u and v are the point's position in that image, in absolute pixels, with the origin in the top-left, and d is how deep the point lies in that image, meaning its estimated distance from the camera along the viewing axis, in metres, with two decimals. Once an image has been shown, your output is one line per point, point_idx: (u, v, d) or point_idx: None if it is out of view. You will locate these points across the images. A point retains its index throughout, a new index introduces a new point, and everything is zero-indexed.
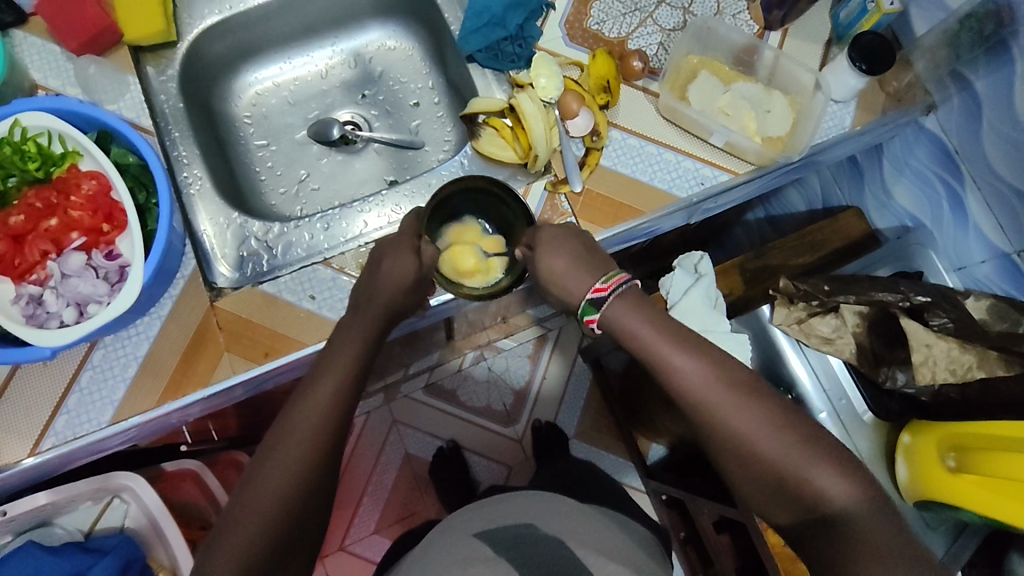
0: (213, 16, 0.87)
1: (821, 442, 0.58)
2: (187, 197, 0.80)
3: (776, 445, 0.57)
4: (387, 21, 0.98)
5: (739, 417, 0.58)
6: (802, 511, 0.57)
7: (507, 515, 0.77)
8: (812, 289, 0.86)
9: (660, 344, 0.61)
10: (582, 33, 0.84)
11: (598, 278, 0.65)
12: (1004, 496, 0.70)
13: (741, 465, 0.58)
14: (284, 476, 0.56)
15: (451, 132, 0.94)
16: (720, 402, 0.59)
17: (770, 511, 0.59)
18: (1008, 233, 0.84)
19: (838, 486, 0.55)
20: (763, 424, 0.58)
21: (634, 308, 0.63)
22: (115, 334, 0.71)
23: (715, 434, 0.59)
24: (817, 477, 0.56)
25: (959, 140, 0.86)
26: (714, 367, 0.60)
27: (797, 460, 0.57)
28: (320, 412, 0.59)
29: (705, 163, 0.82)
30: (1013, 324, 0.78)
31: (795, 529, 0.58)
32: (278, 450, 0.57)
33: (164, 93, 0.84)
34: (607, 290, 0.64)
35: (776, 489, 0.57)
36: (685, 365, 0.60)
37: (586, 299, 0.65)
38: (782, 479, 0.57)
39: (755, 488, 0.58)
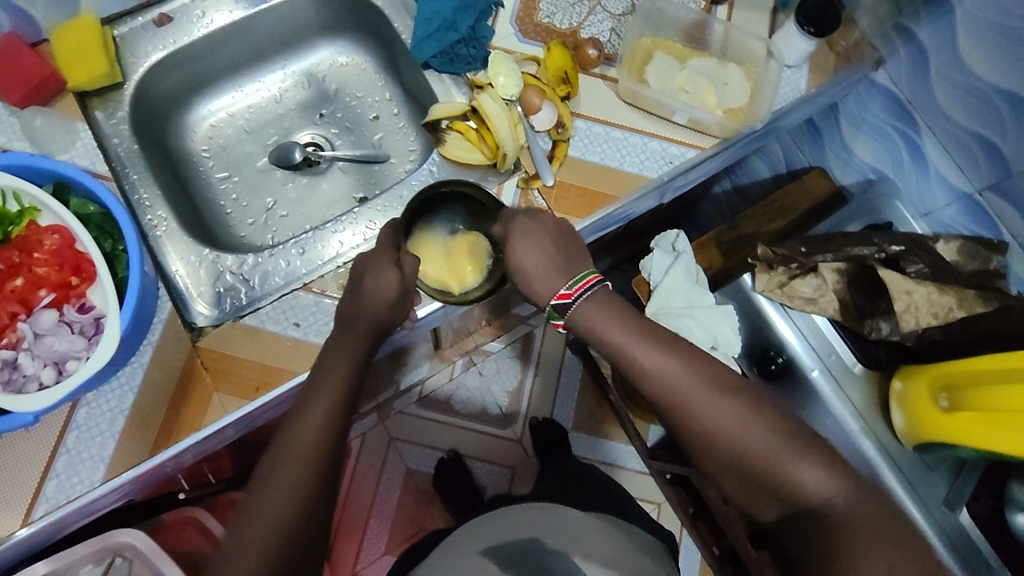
0: (158, 53, 0.85)
1: (791, 423, 0.60)
2: (154, 239, 0.78)
3: (750, 436, 0.59)
4: (336, 38, 0.97)
5: (708, 404, 0.60)
6: (780, 500, 0.59)
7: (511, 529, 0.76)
8: (790, 253, 0.86)
9: (628, 343, 0.63)
10: (534, 28, 0.84)
11: (565, 281, 0.65)
12: (995, 427, 0.72)
13: (717, 460, 0.60)
14: (281, 506, 0.57)
15: (414, 142, 0.93)
16: (691, 396, 0.61)
17: (751, 504, 0.61)
18: (968, 173, 0.87)
19: (813, 474, 0.58)
20: (736, 415, 0.60)
21: (602, 307, 0.64)
22: (97, 390, 0.68)
23: (689, 428, 0.61)
24: (794, 469, 0.58)
25: (910, 90, 0.88)
26: (683, 361, 0.62)
27: (770, 451, 0.59)
28: (313, 437, 0.60)
29: (671, 141, 0.83)
30: (983, 261, 0.85)
31: (778, 521, 0.60)
32: (272, 481, 0.58)
33: (116, 136, 0.82)
34: (573, 294, 0.64)
35: (753, 482, 0.59)
36: (654, 361, 0.62)
37: (551, 306, 0.65)
38: (760, 469, 0.59)
39: (731, 475, 0.60)
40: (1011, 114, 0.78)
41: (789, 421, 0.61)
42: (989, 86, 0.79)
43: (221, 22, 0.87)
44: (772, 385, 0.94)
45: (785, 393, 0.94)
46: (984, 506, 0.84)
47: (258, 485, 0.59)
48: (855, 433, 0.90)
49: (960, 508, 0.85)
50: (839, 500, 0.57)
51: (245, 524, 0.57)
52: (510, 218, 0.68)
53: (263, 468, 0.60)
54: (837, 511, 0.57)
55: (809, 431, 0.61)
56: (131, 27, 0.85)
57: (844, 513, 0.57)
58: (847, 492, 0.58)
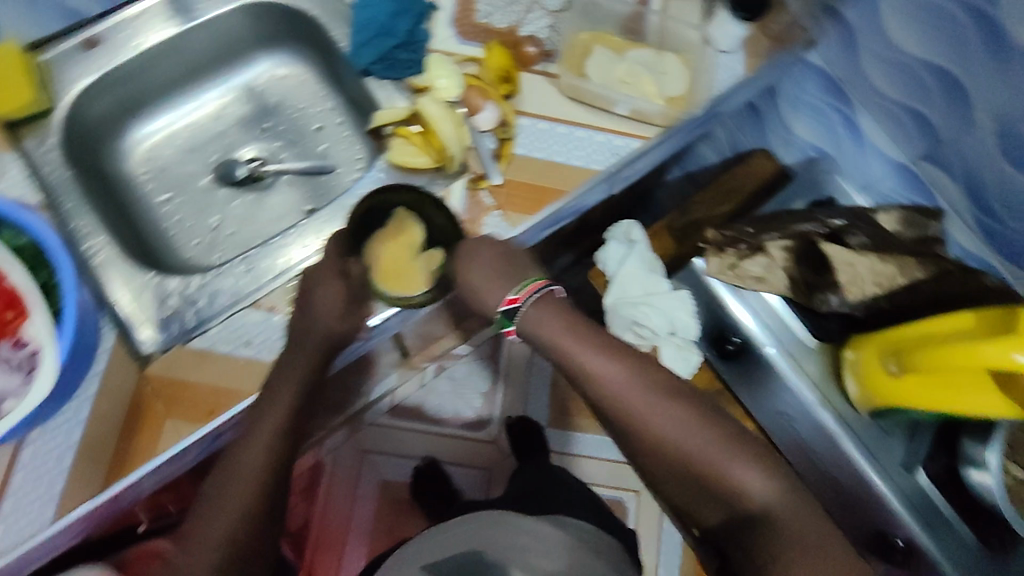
0: (87, 77, 0.83)
1: (737, 433, 0.60)
2: (93, 268, 0.75)
3: (693, 439, 0.59)
4: (274, 50, 0.95)
5: (654, 412, 0.60)
6: (722, 508, 0.59)
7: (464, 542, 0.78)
8: (737, 234, 0.88)
9: (573, 347, 0.63)
10: (472, 29, 0.84)
11: (512, 288, 0.66)
12: (933, 389, 0.75)
13: (662, 464, 0.60)
14: (224, 528, 0.58)
15: (361, 149, 0.92)
16: (634, 400, 0.61)
17: (698, 510, 0.61)
18: (901, 144, 0.90)
19: (755, 478, 0.58)
20: (679, 420, 0.60)
21: (549, 313, 0.65)
22: (42, 427, 0.66)
23: (634, 432, 0.61)
24: (736, 477, 0.58)
25: (843, 70, 0.91)
26: (629, 367, 0.62)
27: (715, 455, 0.59)
28: (257, 458, 0.62)
29: (615, 133, 0.83)
30: (921, 230, 0.87)
31: (724, 527, 0.60)
32: (217, 503, 0.60)
33: (47, 164, 0.79)
34: (520, 299, 0.65)
35: (697, 486, 0.59)
36: (599, 364, 0.63)
37: (500, 312, 0.66)
38: (703, 473, 0.59)
39: (675, 483, 0.61)
40: (938, 85, 0.81)
41: (736, 432, 0.61)
42: (912, 59, 0.81)
43: (152, 41, 0.85)
44: (731, 364, 0.97)
45: (744, 371, 0.97)
46: (940, 466, 0.88)
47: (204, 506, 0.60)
48: (813, 405, 0.93)
49: (917, 470, 0.88)
50: (781, 504, 0.57)
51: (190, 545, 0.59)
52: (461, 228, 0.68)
53: (210, 488, 0.61)
54: (777, 516, 0.56)
55: (753, 440, 0.61)
56: (57, 51, 0.82)
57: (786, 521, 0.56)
58: (787, 498, 0.57)
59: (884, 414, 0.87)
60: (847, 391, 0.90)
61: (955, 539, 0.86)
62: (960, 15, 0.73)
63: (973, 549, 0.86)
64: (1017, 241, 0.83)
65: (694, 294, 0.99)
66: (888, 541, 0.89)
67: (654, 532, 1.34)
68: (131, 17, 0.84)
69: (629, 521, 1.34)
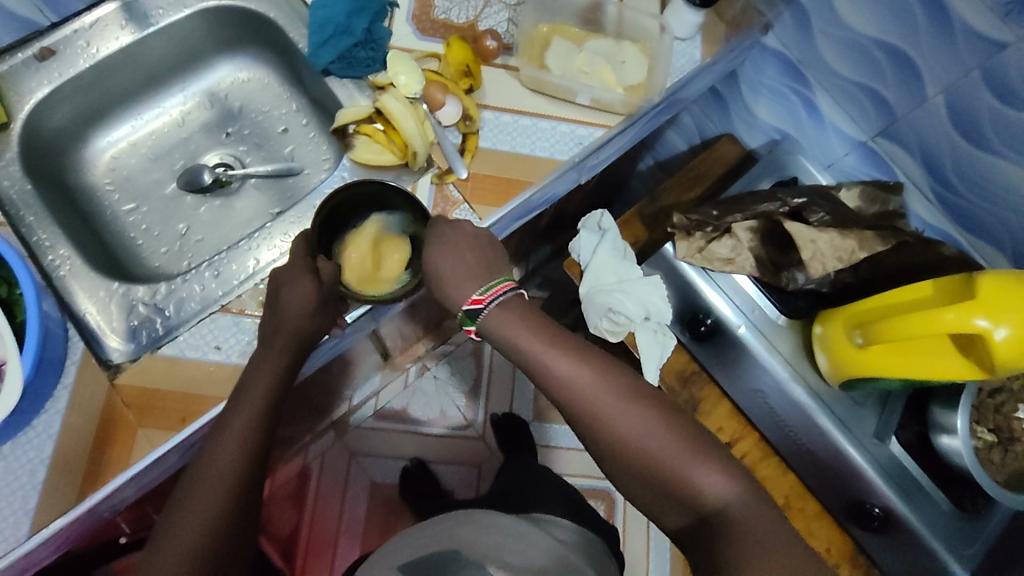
0: (44, 88, 0.81)
1: (699, 434, 0.60)
2: (58, 280, 0.74)
3: (651, 440, 0.59)
4: (234, 55, 0.95)
5: (616, 413, 0.60)
6: (686, 508, 0.58)
7: (440, 538, 0.75)
8: (703, 218, 0.91)
9: (535, 348, 0.63)
10: (430, 25, 0.85)
11: (477, 287, 0.66)
12: (902, 355, 0.77)
13: (624, 466, 0.60)
14: (192, 531, 0.57)
15: (327, 150, 0.92)
16: (597, 401, 0.61)
17: (660, 514, 0.60)
18: (859, 123, 0.92)
19: (714, 478, 0.57)
20: (638, 421, 0.60)
21: (510, 315, 0.65)
22: (14, 442, 0.66)
23: (598, 434, 0.61)
24: (698, 476, 0.57)
25: (799, 52, 0.92)
26: (591, 369, 0.63)
27: (672, 455, 0.59)
28: (226, 461, 0.61)
29: (579, 123, 0.84)
30: (882, 205, 0.89)
31: (684, 530, 0.59)
32: (185, 507, 0.58)
33: (7, 178, 0.78)
34: (484, 300, 0.65)
35: (656, 487, 0.59)
36: (559, 367, 0.63)
37: (462, 312, 0.66)
38: (662, 475, 0.58)
39: (640, 486, 0.60)
40: (890, 65, 0.82)
41: (698, 433, 0.61)
42: (863, 36, 0.82)
43: (108, 50, 0.84)
44: (705, 345, 0.98)
45: (718, 351, 0.97)
46: (912, 434, 0.91)
47: (172, 510, 0.59)
48: (785, 380, 0.93)
49: (889, 439, 0.90)
50: (739, 505, 0.56)
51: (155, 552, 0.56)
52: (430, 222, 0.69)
53: (178, 494, 0.60)
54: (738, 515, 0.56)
55: (716, 441, 0.61)
56: (11, 64, 0.81)
57: (747, 521, 0.56)
58: (747, 498, 0.57)
59: (854, 385, 0.89)
60: (818, 364, 0.91)
61: (931, 505, 0.88)
62: None
63: (948, 512, 0.88)
64: (973, 211, 0.86)
65: (665, 277, 0.97)
66: (864, 508, 0.92)
67: (642, 519, 1.35)
68: (86, 27, 0.84)
69: (617, 508, 1.35)
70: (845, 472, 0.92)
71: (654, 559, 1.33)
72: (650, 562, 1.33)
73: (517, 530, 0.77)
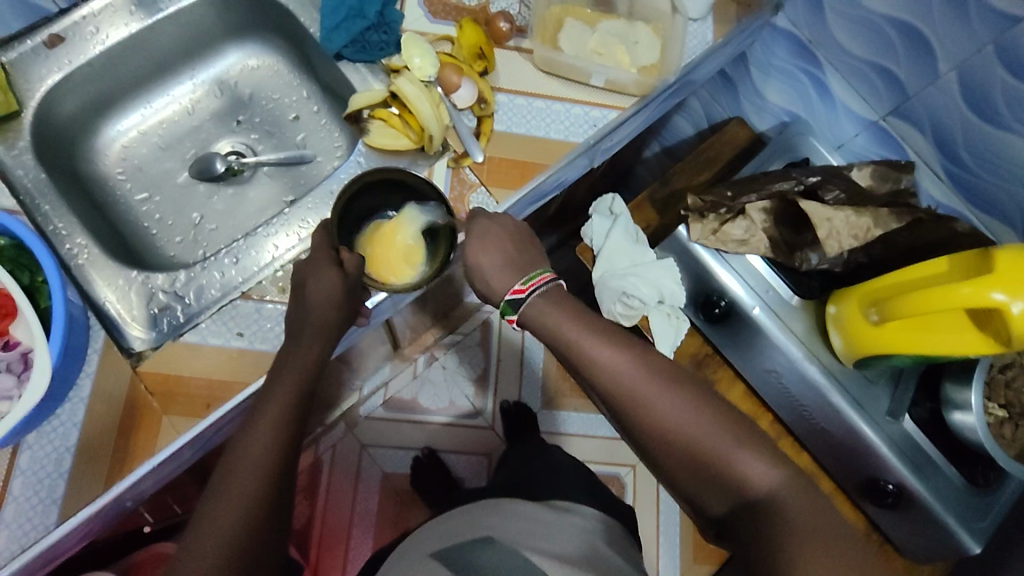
0: (54, 75, 0.81)
1: (739, 421, 0.61)
2: (76, 269, 0.74)
3: (696, 424, 0.60)
4: (244, 41, 0.94)
5: (657, 398, 0.61)
6: (728, 493, 0.58)
7: (467, 529, 0.77)
8: (717, 199, 0.91)
9: (579, 336, 0.66)
10: (442, 7, 0.84)
11: (519, 278, 0.69)
12: (920, 330, 0.78)
13: (667, 452, 0.60)
14: (228, 513, 0.57)
15: (340, 137, 0.91)
16: (638, 386, 0.62)
17: (704, 501, 0.60)
18: (870, 102, 0.92)
19: (760, 461, 0.58)
20: (683, 406, 0.61)
21: (553, 305, 0.68)
22: (38, 431, 0.66)
23: (638, 418, 0.62)
24: (741, 460, 0.58)
25: (810, 31, 0.92)
26: (631, 356, 0.64)
27: (717, 439, 0.59)
28: (263, 449, 0.61)
29: (593, 105, 0.84)
30: (894, 182, 0.88)
31: (729, 518, 0.59)
32: (221, 490, 0.59)
33: (21, 168, 0.77)
34: (527, 290, 0.68)
35: (702, 473, 0.59)
36: (604, 355, 0.64)
37: (506, 300, 0.69)
38: (706, 459, 0.59)
39: (681, 471, 0.60)
40: (902, 40, 0.82)
41: (738, 420, 0.61)
42: (875, 14, 0.82)
43: (118, 37, 0.83)
44: (719, 328, 0.98)
45: (731, 332, 0.97)
46: (925, 410, 0.91)
47: (209, 494, 0.59)
48: (799, 359, 0.94)
49: (903, 416, 0.91)
50: (785, 488, 0.57)
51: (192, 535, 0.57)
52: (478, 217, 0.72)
53: (214, 477, 0.60)
54: (784, 498, 0.56)
55: (756, 428, 0.61)
56: (21, 51, 0.80)
57: (791, 504, 0.56)
58: (792, 482, 0.57)
59: (869, 363, 0.89)
60: (833, 345, 0.92)
61: (943, 480, 0.89)
62: None
63: (960, 486, 0.89)
64: (985, 187, 0.86)
65: (678, 262, 0.97)
66: (878, 485, 0.92)
67: (652, 504, 1.36)
68: (95, 13, 0.83)
69: (627, 493, 1.36)
70: (859, 450, 0.93)
71: (665, 544, 1.34)
72: (661, 547, 1.34)
73: (543, 517, 0.78)
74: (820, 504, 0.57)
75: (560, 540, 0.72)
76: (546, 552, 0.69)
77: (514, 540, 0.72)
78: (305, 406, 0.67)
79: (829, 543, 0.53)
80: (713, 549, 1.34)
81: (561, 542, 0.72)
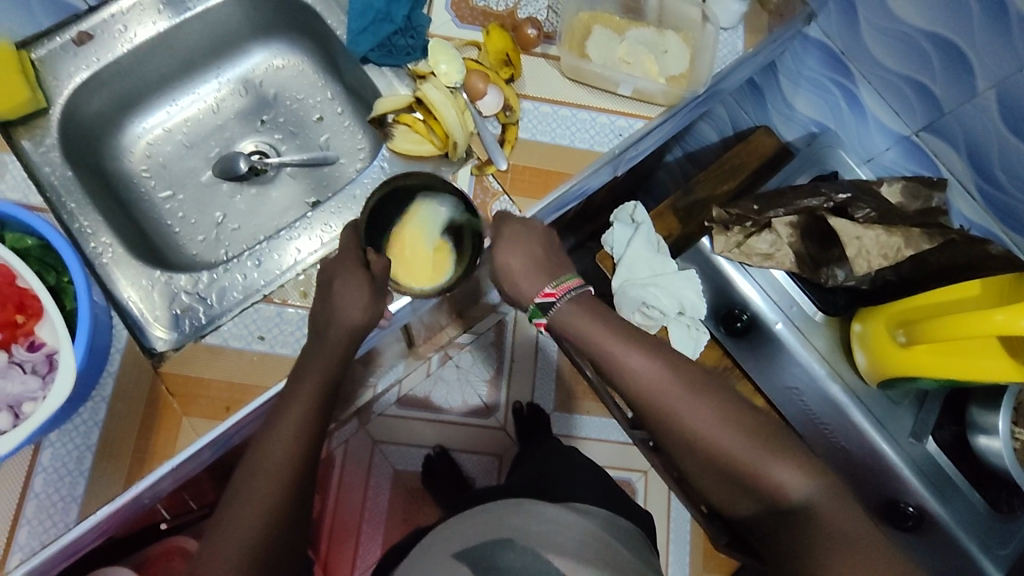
0: (82, 73, 0.81)
1: (767, 430, 0.63)
2: (101, 268, 0.75)
3: (728, 434, 0.62)
4: (269, 40, 0.94)
5: (689, 409, 0.63)
6: (762, 498, 0.61)
7: (482, 531, 0.77)
8: (744, 212, 0.88)
9: (611, 344, 0.66)
10: (469, 12, 0.84)
11: (549, 283, 0.69)
12: (948, 355, 0.77)
13: (700, 458, 0.63)
14: (250, 515, 0.59)
15: (363, 139, 0.91)
16: (670, 395, 0.63)
17: (732, 503, 0.64)
18: (904, 117, 0.90)
19: (793, 473, 0.60)
20: (713, 417, 0.62)
21: (582, 311, 0.67)
22: (60, 430, 0.66)
23: (670, 426, 0.63)
24: (773, 469, 0.60)
25: (843, 43, 0.90)
26: (661, 365, 0.65)
27: (750, 450, 0.61)
28: (287, 449, 0.62)
29: (619, 114, 0.83)
30: (926, 201, 0.86)
31: (756, 519, 0.63)
32: (244, 489, 0.61)
33: (48, 164, 0.78)
34: (557, 294, 0.68)
35: (733, 480, 0.62)
36: (636, 363, 0.65)
37: (535, 304, 0.68)
38: (739, 470, 0.61)
39: (712, 474, 0.63)
40: (939, 56, 0.80)
41: (765, 429, 0.63)
42: (913, 29, 0.80)
43: (145, 35, 0.83)
44: (740, 341, 0.98)
45: (752, 345, 0.97)
46: (948, 434, 0.90)
47: (234, 490, 0.61)
48: (821, 377, 0.93)
49: (926, 438, 0.90)
50: (815, 497, 0.60)
51: (223, 528, 0.60)
52: (506, 223, 0.72)
53: (238, 476, 0.62)
54: (816, 511, 0.59)
55: (785, 436, 0.63)
56: (49, 48, 0.80)
57: (821, 511, 0.59)
58: (823, 492, 0.60)
59: (892, 384, 0.88)
60: (856, 362, 0.91)
61: (964, 503, 0.87)
62: None
63: (982, 512, 0.87)
64: (1019, 209, 0.84)
65: (700, 273, 0.97)
66: (898, 507, 0.91)
67: (663, 510, 1.35)
68: (123, 11, 0.83)
69: (638, 499, 1.35)
70: (878, 470, 0.91)
71: (675, 552, 1.33)
72: (671, 555, 1.33)
73: (560, 523, 0.78)
74: (849, 515, 0.59)
75: (578, 546, 0.72)
76: (562, 562, 0.68)
77: (532, 540, 0.72)
78: (328, 400, 0.67)
79: (863, 555, 0.56)
80: (723, 558, 1.33)
81: (577, 548, 0.72)
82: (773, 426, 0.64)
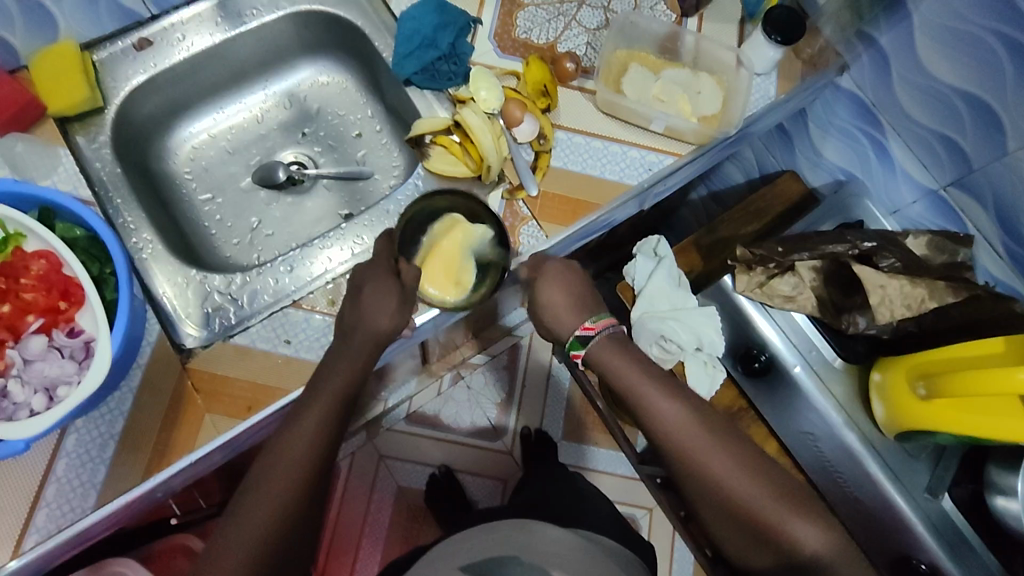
0: (139, 76, 0.85)
1: (785, 483, 0.66)
2: (140, 263, 0.77)
3: (748, 485, 0.64)
4: (316, 57, 0.98)
5: (713, 457, 0.65)
6: (775, 547, 0.63)
7: (488, 547, 0.77)
8: (768, 253, 0.89)
9: (640, 384, 0.68)
10: (511, 43, 0.87)
11: (588, 317, 0.72)
12: (970, 412, 0.77)
13: (715, 502, 0.65)
14: (266, 510, 0.61)
15: (398, 157, 0.94)
16: (694, 440, 0.65)
17: (743, 550, 0.66)
18: (932, 171, 0.90)
19: (808, 527, 0.63)
20: (734, 467, 0.65)
21: (617, 351, 0.70)
22: (86, 416, 0.68)
23: (692, 470, 0.65)
24: (790, 521, 0.63)
25: (875, 95, 0.91)
26: (688, 412, 0.67)
27: (769, 502, 0.64)
28: (314, 459, 0.64)
29: (650, 149, 0.85)
30: (951, 255, 0.87)
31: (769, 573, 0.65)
32: (259, 485, 0.62)
33: (99, 160, 0.81)
34: (595, 328, 0.70)
35: (750, 532, 0.64)
36: (664, 408, 0.67)
37: (575, 336, 0.71)
38: (757, 521, 0.63)
39: (726, 519, 0.65)
40: (970, 113, 0.81)
41: (782, 482, 0.66)
42: (944, 85, 0.82)
43: (201, 46, 0.87)
44: (756, 381, 0.97)
45: (769, 387, 0.97)
46: (965, 491, 0.88)
47: (250, 492, 0.62)
48: (838, 425, 0.93)
49: (942, 494, 0.88)
50: (824, 551, 0.62)
51: (235, 530, 0.61)
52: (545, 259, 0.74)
53: (257, 468, 0.63)
54: (831, 565, 0.62)
55: (801, 490, 0.66)
56: (111, 51, 0.85)
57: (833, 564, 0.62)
58: (834, 547, 0.63)
59: (909, 437, 0.87)
60: (874, 412, 0.90)
61: (976, 562, 0.86)
62: (993, 43, 0.75)
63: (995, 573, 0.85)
64: None
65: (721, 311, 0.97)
66: (909, 563, 0.89)
67: (666, 549, 1.33)
68: (184, 21, 0.87)
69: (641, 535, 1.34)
70: (888, 521, 0.90)
71: None
72: None
73: (567, 547, 0.78)
74: (854, 567, 0.62)
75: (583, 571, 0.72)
76: None
77: (536, 559, 0.73)
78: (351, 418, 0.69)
79: None
80: None
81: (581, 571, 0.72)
82: (790, 480, 0.67)
